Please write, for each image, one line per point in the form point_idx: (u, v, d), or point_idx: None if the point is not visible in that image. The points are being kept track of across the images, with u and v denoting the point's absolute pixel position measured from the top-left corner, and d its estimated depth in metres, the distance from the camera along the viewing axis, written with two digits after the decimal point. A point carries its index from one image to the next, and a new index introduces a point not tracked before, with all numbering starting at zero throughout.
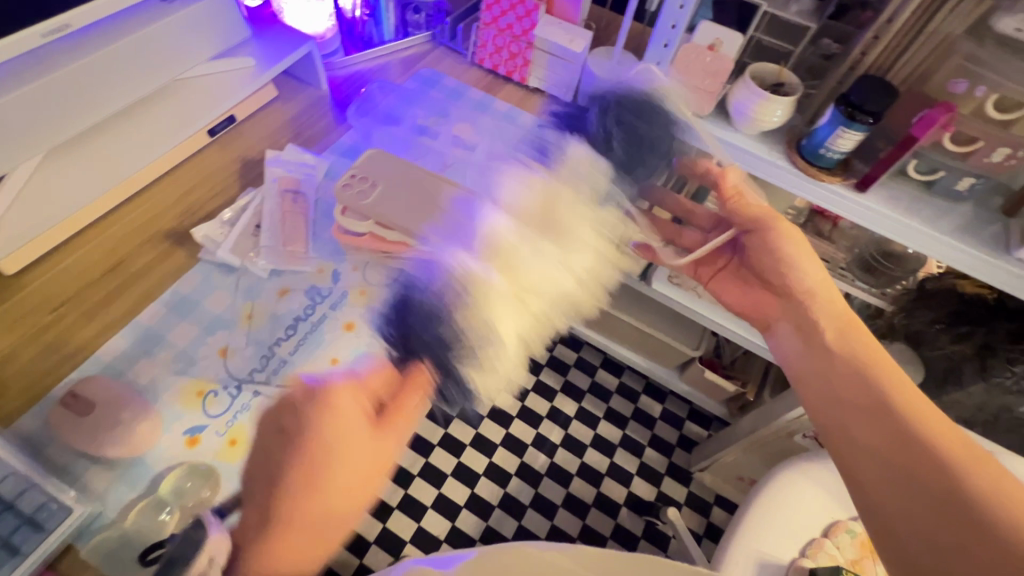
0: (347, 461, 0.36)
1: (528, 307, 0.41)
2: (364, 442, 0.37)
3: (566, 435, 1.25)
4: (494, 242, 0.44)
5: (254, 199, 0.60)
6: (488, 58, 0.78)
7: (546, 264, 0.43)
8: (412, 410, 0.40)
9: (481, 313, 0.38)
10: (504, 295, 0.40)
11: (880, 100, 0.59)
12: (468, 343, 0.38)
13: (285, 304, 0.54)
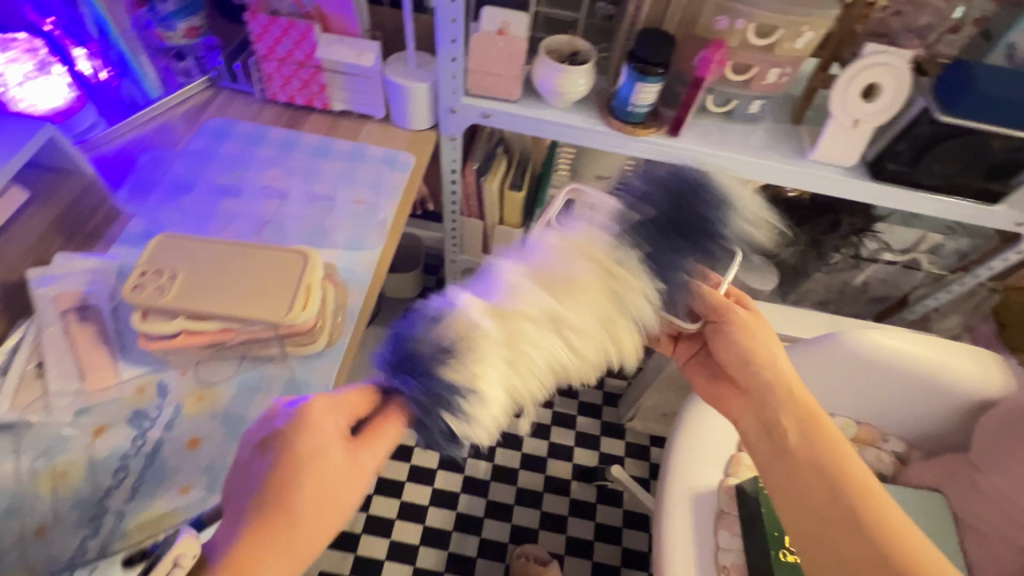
0: (326, 479, 0.37)
1: (504, 361, 0.41)
2: (345, 455, 0.39)
3: (500, 435, 1.24)
4: (558, 264, 0.43)
5: (25, 333, 0.49)
6: (280, 91, 0.71)
7: (568, 275, 0.42)
8: (392, 441, 0.41)
9: (480, 355, 0.40)
10: (487, 362, 0.40)
11: (662, 50, 0.62)
12: (465, 384, 0.40)
13: (106, 445, 0.45)
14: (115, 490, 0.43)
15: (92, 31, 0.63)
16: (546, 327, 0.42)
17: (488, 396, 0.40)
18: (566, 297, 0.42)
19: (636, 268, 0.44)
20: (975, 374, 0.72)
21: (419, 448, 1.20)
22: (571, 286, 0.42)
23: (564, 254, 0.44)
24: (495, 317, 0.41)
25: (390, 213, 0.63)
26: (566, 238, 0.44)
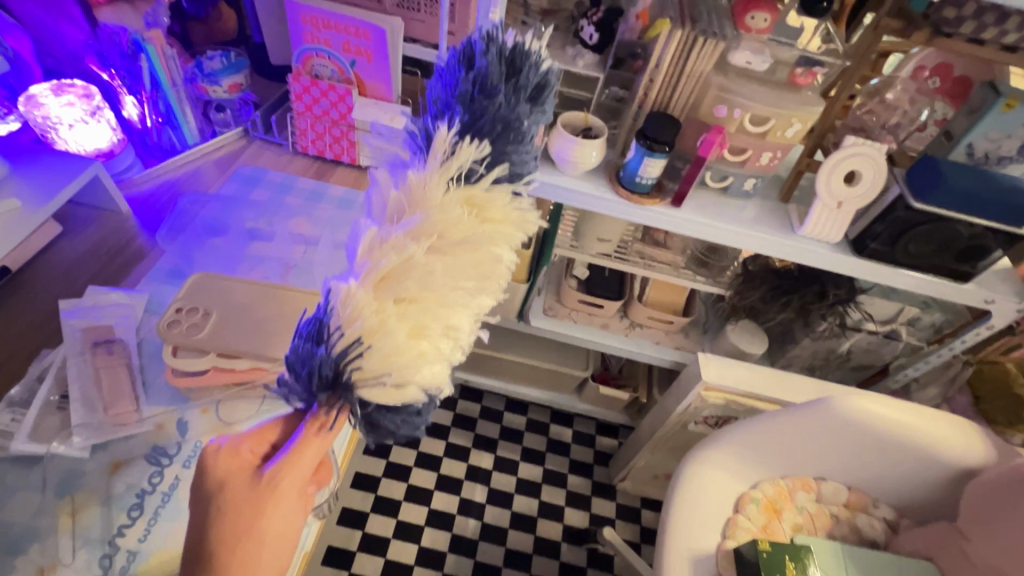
0: (249, 525, 0.29)
1: (432, 341, 0.30)
2: (252, 492, 0.30)
3: (490, 491, 1.22)
4: (424, 202, 0.32)
5: (53, 364, 0.49)
6: (311, 145, 0.75)
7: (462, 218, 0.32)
8: (319, 450, 0.32)
9: (378, 342, 0.28)
10: (403, 355, 0.29)
11: (668, 130, 0.68)
12: (364, 370, 0.29)
13: (123, 481, 0.45)
14: (128, 529, 0.43)
15: (146, 82, 0.67)
16: (449, 286, 0.30)
17: (371, 365, 0.28)
18: (476, 217, 0.33)
19: (485, 184, 0.34)
20: (956, 441, 0.75)
21: (407, 503, 1.16)
22: (459, 228, 0.32)
23: (428, 180, 0.32)
24: (388, 299, 0.29)
25: None
26: (446, 156, 0.33)
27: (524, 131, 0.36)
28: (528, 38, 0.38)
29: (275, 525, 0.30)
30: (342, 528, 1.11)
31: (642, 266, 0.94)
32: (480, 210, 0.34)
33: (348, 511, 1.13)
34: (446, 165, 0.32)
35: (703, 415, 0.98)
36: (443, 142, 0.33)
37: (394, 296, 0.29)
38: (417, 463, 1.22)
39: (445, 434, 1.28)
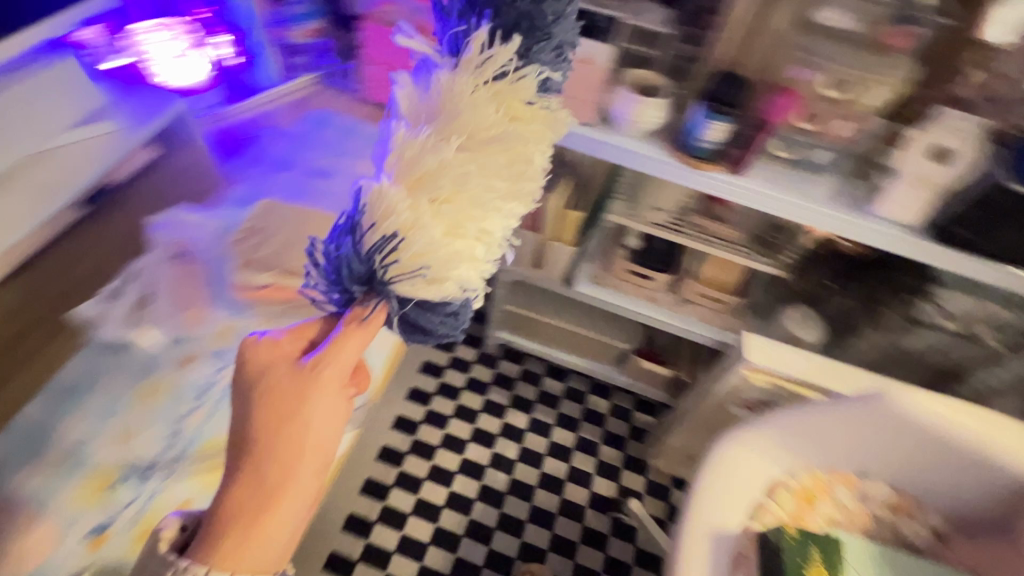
0: (308, 416, 0.35)
1: (466, 241, 0.35)
2: (297, 375, 0.35)
3: (522, 449, 1.25)
4: (452, 102, 0.36)
5: (141, 266, 0.54)
6: (376, 93, 0.78)
7: (486, 113, 0.37)
8: (365, 343, 0.37)
9: (414, 237, 0.34)
10: (439, 245, 0.34)
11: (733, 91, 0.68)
12: (402, 263, 0.34)
13: (190, 375, 0.51)
14: (191, 414, 0.50)
15: (234, 23, 0.75)
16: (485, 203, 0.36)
17: (405, 255, 0.34)
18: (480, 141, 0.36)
19: (513, 80, 0.39)
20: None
21: (442, 450, 1.22)
22: (487, 128, 0.36)
23: (468, 87, 0.37)
24: (422, 198, 0.34)
25: None
26: (481, 61, 0.38)
27: (550, 39, 0.41)
28: None
29: (319, 411, 0.35)
30: (381, 464, 1.18)
31: (697, 238, 0.91)
32: (510, 111, 0.38)
33: (388, 449, 1.20)
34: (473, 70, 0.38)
35: (746, 398, 0.95)
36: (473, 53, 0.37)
37: (428, 197, 0.34)
38: (455, 413, 1.28)
39: (484, 391, 1.32)
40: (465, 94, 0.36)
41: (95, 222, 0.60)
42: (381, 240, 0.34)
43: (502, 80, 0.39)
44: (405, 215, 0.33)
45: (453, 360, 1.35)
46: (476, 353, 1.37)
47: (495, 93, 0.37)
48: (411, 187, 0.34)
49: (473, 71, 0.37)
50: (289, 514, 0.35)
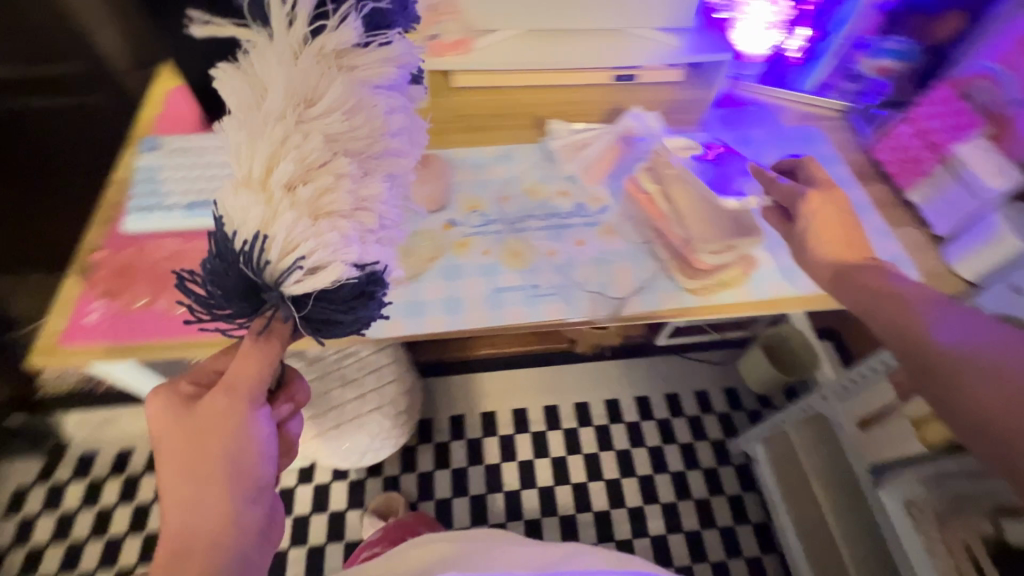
0: (214, 442, 0.36)
1: (346, 224, 0.36)
2: (178, 404, 0.38)
3: (663, 535, 1.13)
4: (279, 53, 0.36)
5: (599, 127, 0.71)
6: (884, 150, 0.72)
7: (312, 69, 0.37)
8: (264, 360, 0.38)
9: (274, 231, 0.34)
10: (308, 231, 0.34)
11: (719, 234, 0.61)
12: (277, 260, 0.34)
13: (555, 200, 0.67)
14: (536, 218, 0.65)
15: (828, 23, 0.76)
16: (342, 169, 0.36)
17: (277, 254, 0.34)
18: (304, 110, 0.36)
19: (342, 44, 0.39)
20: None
21: (613, 455, 1.21)
22: (313, 87, 0.37)
23: (267, 47, 0.36)
24: (279, 187, 0.35)
25: None
26: (295, 19, 0.37)
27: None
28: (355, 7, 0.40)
29: (234, 433, 0.36)
30: (572, 410, 1.26)
31: None
32: (335, 61, 0.38)
33: (586, 408, 1.26)
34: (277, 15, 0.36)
35: None
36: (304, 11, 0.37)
37: (280, 184, 0.35)
38: (651, 448, 1.22)
39: (690, 465, 1.20)
40: (289, 57, 0.37)
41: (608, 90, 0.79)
42: (250, 242, 0.34)
43: (324, 35, 0.38)
44: (263, 210, 0.34)
45: (695, 417, 1.26)
46: (717, 435, 1.24)
47: (316, 52, 0.37)
48: (260, 179, 0.35)
49: (286, 30, 0.37)
50: (230, 545, 0.34)
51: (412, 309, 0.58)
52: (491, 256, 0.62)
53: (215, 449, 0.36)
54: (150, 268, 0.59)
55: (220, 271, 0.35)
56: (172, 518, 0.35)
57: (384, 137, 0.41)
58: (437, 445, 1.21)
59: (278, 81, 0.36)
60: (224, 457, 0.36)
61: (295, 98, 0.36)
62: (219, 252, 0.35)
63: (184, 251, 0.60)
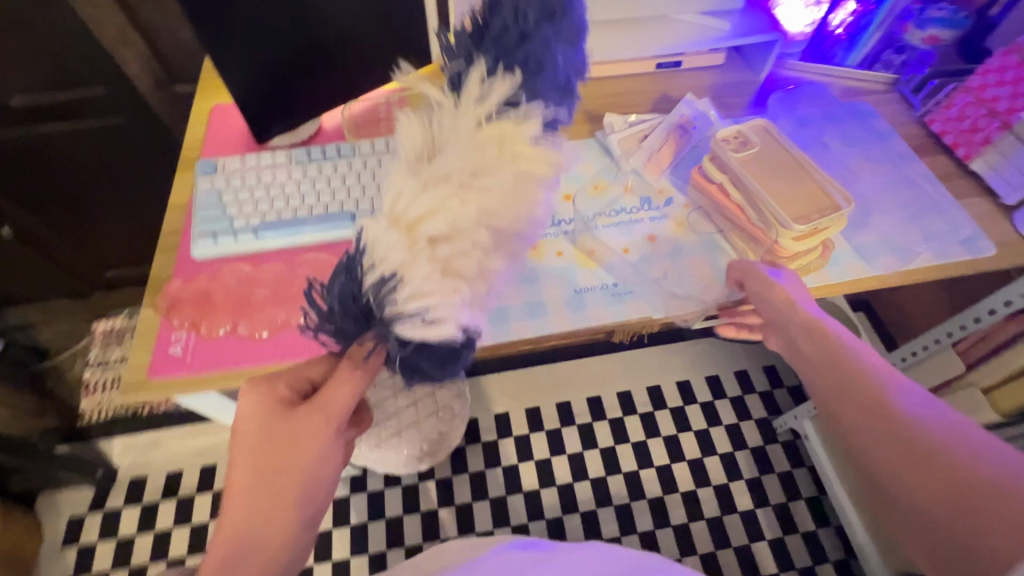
0: (295, 463, 0.40)
1: (465, 283, 0.34)
2: (274, 418, 0.41)
3: (718, 517, 1.14)
4: (457, 122, 0.36)
5: (653, 118, 0.72)
6: (940, 121, 0.71)
7: (487, 152, 0.35)
8: (353, 390, 0.41)
9: (408, 278, 0.33)
10: (431, 281, 0.33)
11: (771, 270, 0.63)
12: (399, 305, 0.34)
13: (620, 195, 0.67)
14: (604, 216, 0.65)
15: None
16: (481, 233, 0.34)
17: (403, 296, 0.34)
18: (473, 173, 0.34)
19: (513, 118, 0.38)
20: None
21: (661, 441, 1.22)
22: (483, 163, 0.35)
23: (455, 113, 0.37)
24: (422, 238, 0.33)
25: (923, 255, 0.60)
26: (482, 98, 0.38)
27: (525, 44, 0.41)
28: (511, 79, 0.39)
29: (317, 452, 0.41)
30: (615, 399, 1.26)
31: None
32: (512, 150, 0.36)
33: (629, 397, 1.26)
34: (466, 101, 0.37)
35: None
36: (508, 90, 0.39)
37: (425, 236, 0.33)
38: (697, 432, 1.23)
39: (738, 446, 1.21)
40: (471, 129, 0.36)
41: (653, 79, 0.79)
42: (379, 280, 0.34)
43: (500, 115, 0.38)
44: (403, 254, 0.33)
45: (738, 398, 1.27)
46: (762, 414, 1.25)
47: (494, 133, 0.36)
48: (410, 223, 0.33)
49: (469, 105, 0.37)
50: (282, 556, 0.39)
51: (495, 317, 0.57)
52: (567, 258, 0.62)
53: (301, 464, 0.40)
54: (263, 288, 0.59)
55: (343, 293, 0.35)
56: (238, 512, 0.38)
57: (537, 218, 0.38)
58: (486, 443, 1.21)
59: (453, 150, 0.35)
60: (306, 469, 0.40)
61: (465, 169, 0.34)
62: (351, 275, 0.35)
63: (262, 275, 0.60)
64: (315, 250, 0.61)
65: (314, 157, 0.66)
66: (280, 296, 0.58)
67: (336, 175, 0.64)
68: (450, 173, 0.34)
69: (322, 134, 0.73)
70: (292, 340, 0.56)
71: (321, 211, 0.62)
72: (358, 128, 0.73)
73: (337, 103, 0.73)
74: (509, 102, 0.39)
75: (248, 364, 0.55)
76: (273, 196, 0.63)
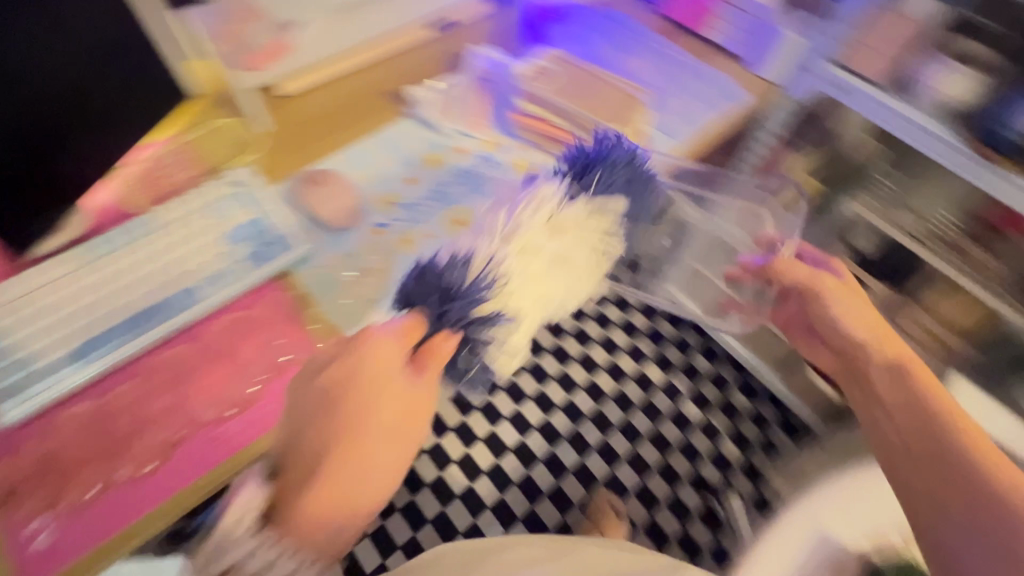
0: (367, 445, 0.45)
1: (537, 308, 0.54)
2: (393, 394, 0.47)
3: (647, 400, 1.21)
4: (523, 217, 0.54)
5: (454, 79, 0.73)
6: (671, 8, 0.83)
7: (567, 244, 0.56)
8: (399, 391, 0.47)
9: (504, 302, 0.51)
10: (523, 304, 0.53)
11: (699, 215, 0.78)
12: (496, 326, 0.51)
13: (459, 159, 0.67)
14: (455, 185, 0.65)
15: None
16: (533, 274, 0.53)
17: (492, 333, 0.50)
18: (523, 246, 0.53)
19: (553, 209, 0.55)
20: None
21: (576, 363, 1.22)
22: (536, 252, 0.54)
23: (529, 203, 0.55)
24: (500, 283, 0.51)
25: (710, 119, 0.72)
26: (545, 201, 0.55)
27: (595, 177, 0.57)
28: (584, 195, 0.57)
29: (379, 440, 0.46)
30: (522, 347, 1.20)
31: (947, 261, 0.83)
32: (575, 236, 0.57)
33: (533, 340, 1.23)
34: (540, 199, 0.56)
35: None
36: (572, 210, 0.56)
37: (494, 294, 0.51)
38: (600, 340, 1.24)
39: (634, 335, 1.26)
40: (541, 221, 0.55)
41: (431, 42, 0.79)
42: (488, 318, 0.50)
43: (549, 203, 0.55)
44: (496, 292, 0.51)
45: None
46: None
47: (543, 216, 0.55)
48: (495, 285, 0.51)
49: (538, 205, 0.55)
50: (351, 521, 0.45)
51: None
52: (439, 236, 0.61)
53: (370, 449, 0.45)
54: (120, 420, 0.49)
55: (426, 313, 0.48)
56: (311, 480, 0.44)
57: (566, 287, 0.57)
58: (429, 450, 1.14)
59: (541, 242, 0.54)
60: (377, 457, 0.45)
61: (519, 245, 0.52)
62: (444, 295, 0.48)
63: (111, 408, 0.50)
64: (166, 348, 0.52)
65: (106, 249, 0.55)
66: (150, 416, 0.50)
67: (148, 258, 0.55)
68: (539, 229, 0.54)
69: (94, 222, 0.58)
70: (188, 456, 0.49)
71: (147, 304, 0.53)
72: (137, 194, 0.60)
73: (92, 176, 0.58)
74: (552, 203, 0.56)
75: (145, 510, 0.47)
76: (76, 312, 0.51)
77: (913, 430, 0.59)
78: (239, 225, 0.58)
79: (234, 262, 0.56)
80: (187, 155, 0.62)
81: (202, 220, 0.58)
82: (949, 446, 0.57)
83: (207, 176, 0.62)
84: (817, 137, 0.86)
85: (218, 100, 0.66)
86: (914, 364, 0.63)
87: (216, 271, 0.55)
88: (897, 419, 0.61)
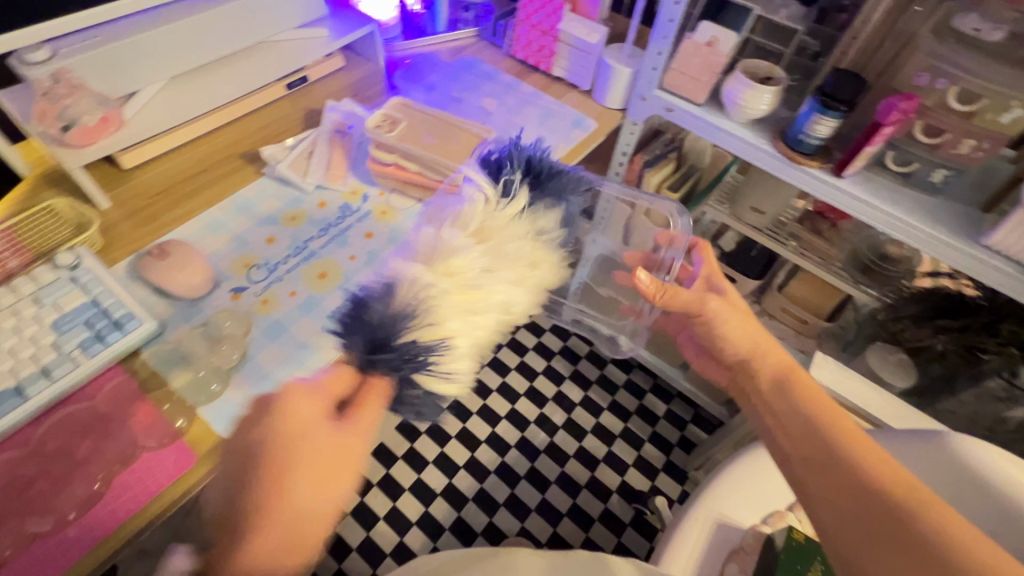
0: (282, 473, 0.37)
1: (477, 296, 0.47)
2: (333, 438, 0.40)
3: (569, 419, 1.25)
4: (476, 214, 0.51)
5: (310, 134, 0.74)
6: (520, 50, 0.89)
7: (512, 233, 0.51)
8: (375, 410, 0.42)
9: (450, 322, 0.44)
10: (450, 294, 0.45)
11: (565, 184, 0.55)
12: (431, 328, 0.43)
13: (321, 213, 0.67)
14: (316, 239, 0.65)
15: None
16: (476, 259, 0.48)
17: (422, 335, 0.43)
18: (480, 229, 0.50)
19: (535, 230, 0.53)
20: None
21: (496, 394, 1.26)
22: (494, 226, 0.51)
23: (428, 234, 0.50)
24: (446, 280, 0.45)
25: (562, 147, 0.77)
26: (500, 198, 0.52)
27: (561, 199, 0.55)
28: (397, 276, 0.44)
29: (318, 462, 0.38)
30: None
31: (794, 252, 0.88)
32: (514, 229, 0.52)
33: None
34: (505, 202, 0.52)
35: None
36: (507, 204, 0.52)
37: (477, 241, 0.50)
38: (517, 367, 1.31)
39: (550, 356, 1.33)
40: (519, 229, 0.52)
41: (290, 100, 0.80)
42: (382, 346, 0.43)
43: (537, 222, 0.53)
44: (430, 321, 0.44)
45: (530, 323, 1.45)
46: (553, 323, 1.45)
47: (525, 227, 0.52)
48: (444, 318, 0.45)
49: (508, 207, 0.52)
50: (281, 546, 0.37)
51: (264, 386, 0.53)
52: (303, 292, 0.60)
53: (320, 473, 0.38)
54: None
55: (375, 325, 0.42)
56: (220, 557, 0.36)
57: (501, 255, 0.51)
58: (355, 511, 1.10)
59: (497, 239, 0.50)
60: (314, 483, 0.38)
61: (480, 250, 0.49)
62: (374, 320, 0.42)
63: None
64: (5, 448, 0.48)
65: None
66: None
67: None
68: (459, 237, 0.48)
69: None
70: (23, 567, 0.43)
71: None
72: None
73: None
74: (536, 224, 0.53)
75: None
76: None
77: (818, 468, 0.45)
78: (62, 310, 0.53)
79: (63, 353, 0.50)
80: (19, 239, 0.59)
81: (29, 306, 0.53)
82: (852, 467, 0.43)
83: (39, 261, 0.58)
84: (673, 153, 0.93)
85: (55, 189, 0.66)
86: (814, 394, 0.51)
87: (42, 366, 0.50)
88: (793, 446, 0.48)
